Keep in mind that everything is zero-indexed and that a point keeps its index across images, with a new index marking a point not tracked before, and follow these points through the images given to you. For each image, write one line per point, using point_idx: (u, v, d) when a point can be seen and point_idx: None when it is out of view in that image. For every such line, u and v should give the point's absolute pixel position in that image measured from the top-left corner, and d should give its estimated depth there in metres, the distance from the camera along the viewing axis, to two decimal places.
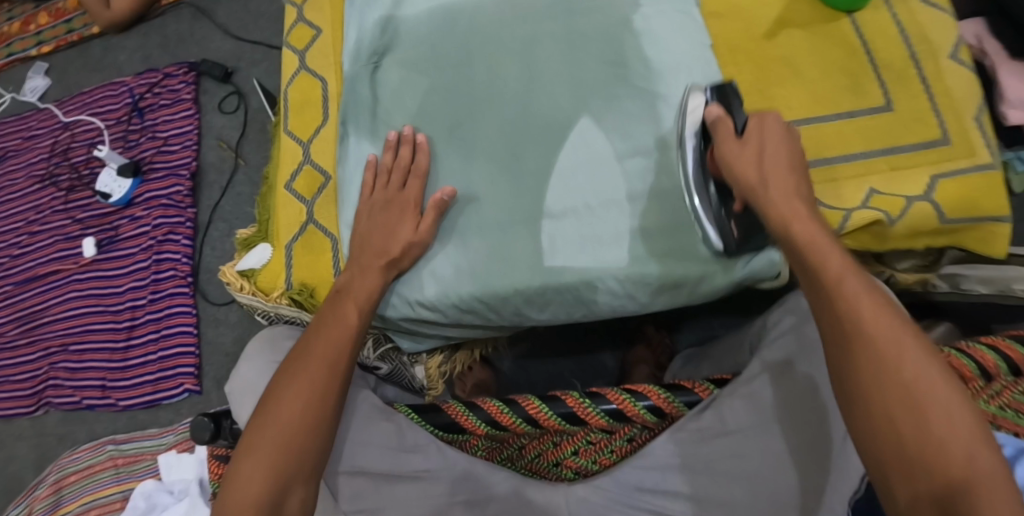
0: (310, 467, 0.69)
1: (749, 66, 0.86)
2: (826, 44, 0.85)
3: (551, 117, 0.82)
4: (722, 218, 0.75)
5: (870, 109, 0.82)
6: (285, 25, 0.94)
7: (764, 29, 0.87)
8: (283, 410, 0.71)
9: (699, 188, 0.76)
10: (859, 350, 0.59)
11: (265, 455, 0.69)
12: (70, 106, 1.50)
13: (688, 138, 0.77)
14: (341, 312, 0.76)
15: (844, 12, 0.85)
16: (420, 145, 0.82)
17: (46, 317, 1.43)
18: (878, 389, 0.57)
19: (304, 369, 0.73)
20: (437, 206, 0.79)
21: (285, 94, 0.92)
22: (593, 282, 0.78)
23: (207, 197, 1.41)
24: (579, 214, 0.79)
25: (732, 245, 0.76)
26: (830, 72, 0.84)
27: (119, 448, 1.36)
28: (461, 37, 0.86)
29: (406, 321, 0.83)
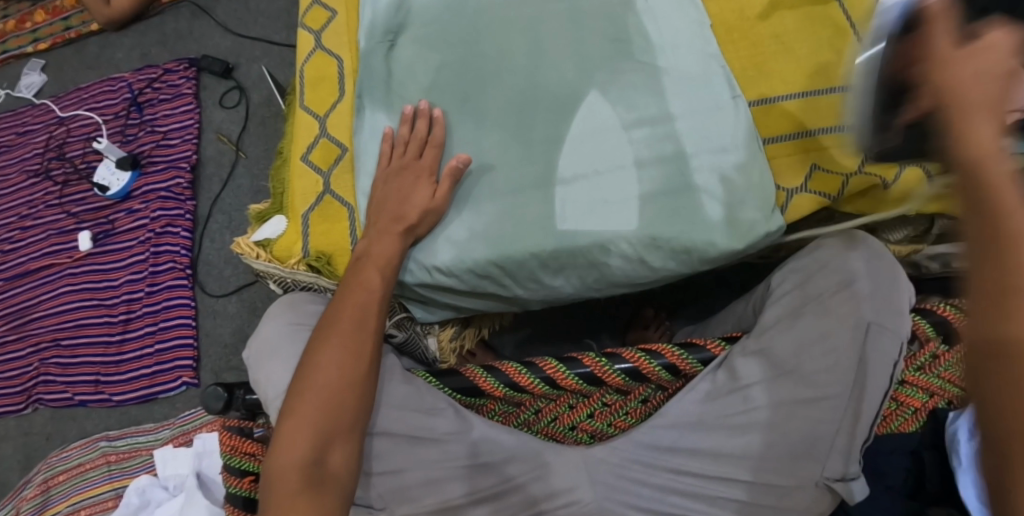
0: (349, 427, 0.71)
1: (744, 44, 0.88)
2: (816, 24, 0.86)
3: (558, 89, 0.85)
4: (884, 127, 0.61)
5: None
6: (302, 8, 0.99)
7: (759, 10, 0.88)
8: (317, 375, 0.73)
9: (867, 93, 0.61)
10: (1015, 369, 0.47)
11: (305, 420, 0.71)
12: (67, 101, 1.50)
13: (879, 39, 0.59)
14: (362, 276, 0.78)
15: None
16: (436, 119, 0.85)
17: (38, 312, 1.42)
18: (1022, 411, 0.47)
19: (333, 332, 0.75)
20: (452, 173, 0.82)
21: (301, 72, 0.96)
22: (605, 245, 0.80)
23: (207, 190, 1.42)
24: (589, 180, 0.82)
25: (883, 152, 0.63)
26: (820, 48, 0.86)
27: (112, 444, 1.33)
28: (473, 15, 0.89)
29: (421, 287, 0.85)
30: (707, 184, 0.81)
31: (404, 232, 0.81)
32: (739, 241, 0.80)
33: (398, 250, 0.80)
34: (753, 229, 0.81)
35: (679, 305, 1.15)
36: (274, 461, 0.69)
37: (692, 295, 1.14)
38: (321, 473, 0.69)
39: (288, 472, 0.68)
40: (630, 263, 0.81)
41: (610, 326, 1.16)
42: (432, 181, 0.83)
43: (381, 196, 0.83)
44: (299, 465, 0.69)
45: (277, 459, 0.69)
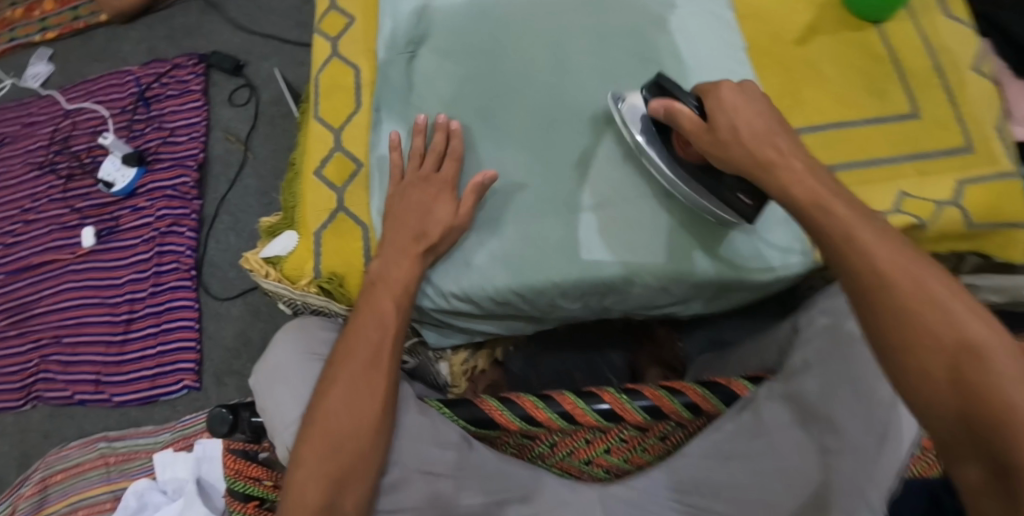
0: (361, 467, 0.68)
1: (777, 69, 0.85)
2: (851, 52, 0.84)
3: (585, 108, 0.82)
4: (727, 197, 0.73)
5: (897, 115, 0.81)
6: (319, 13, 0.96)
7: (796, 35, 0.85)
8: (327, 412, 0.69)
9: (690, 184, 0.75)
10: (915, 340, 0.55)
11: (315, 460, 0.68)
12: (73, 93, 1.47)
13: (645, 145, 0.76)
14: (369, 303, 0.75)
15: (871, 23, 0.85)
16: (454, 132, 0.82)
17: (39, 308, 1.39)
18: (942, 378, 0.53)
19: (343, 367, 0.72)
20: (475, 190, 0.78)
21: (317, 80, 0.93)
22: (630, 277, 0.77)
23: (213, 190, 1.39)
24: (615, 206, 0.79)
25: (748, 211, 0.73)
26: (855, 76, 0.83)
27: (112, 445, 1.31)
28: (497, 27, 0.86)
29: (437, 313, 0.82)
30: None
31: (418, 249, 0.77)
32: (768, 275, 0.78)
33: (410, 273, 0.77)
34: (784, 260, 0.78)
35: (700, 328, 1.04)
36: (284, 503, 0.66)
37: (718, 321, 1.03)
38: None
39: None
40: (654, 293, 0.79)
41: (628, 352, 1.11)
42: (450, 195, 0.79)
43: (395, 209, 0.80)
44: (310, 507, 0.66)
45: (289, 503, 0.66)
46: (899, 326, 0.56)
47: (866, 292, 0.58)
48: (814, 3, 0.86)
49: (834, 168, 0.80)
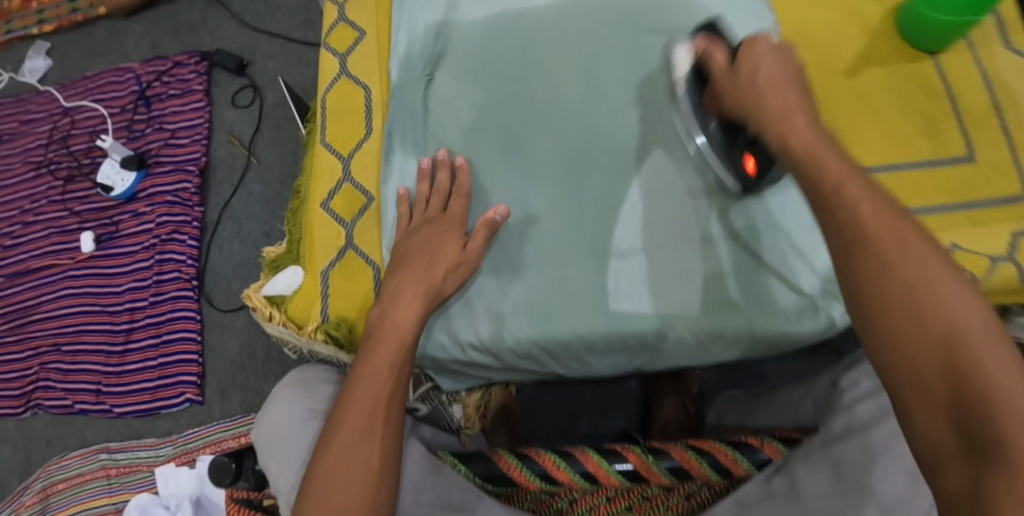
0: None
1: (824, 101, 0.78)
2: (905, 84, 0.78)
3: (617, 141, 0.77)
4: (735, 158, 0.71)
5: (953, 158, 0.75)
6: (325, 26, 0.90)
7: (846, 65, 0.79)
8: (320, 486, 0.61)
9: (704, 134, 0.73)
10: (892, 306, 0.50)
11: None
12: (72, 90, 1.42)
13: (681, 89, 0.74)
14: (371, 355, 0.67)
15: (926, 53, 0.78)
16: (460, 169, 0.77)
17: (38, 313, 1.35)
18: (923, 349, 0.48)
19: (340, 428, 0.64)
20: (487, 226, 0.74)
21: (323, 100, 0.87)
22: (664, 330, 0.72)
23: (215, 196, 1.34)
24: (648, 253, 0.74)
25: (749, 180, 0.71)
26: (906, 112, 0.77)
27: (113, 457, 1.28)
28: (523, 49, 0.81)
29: (453, 364, 0.77)
30: (782, 256, 0.72)
31: (424, 293, 0.71)
32: (815, 330, 0.71)
33: (417, 316, 0.70)
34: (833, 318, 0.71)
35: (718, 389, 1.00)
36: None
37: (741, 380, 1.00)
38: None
39: None
40: (690, 349, 0.73)
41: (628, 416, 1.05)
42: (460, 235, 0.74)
43: (407, 250, 0.74)
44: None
45: None
46: (880, 290, 0.51)
47: (846, 252, 0.54)
48: (867, 30, 0.80)
49: None
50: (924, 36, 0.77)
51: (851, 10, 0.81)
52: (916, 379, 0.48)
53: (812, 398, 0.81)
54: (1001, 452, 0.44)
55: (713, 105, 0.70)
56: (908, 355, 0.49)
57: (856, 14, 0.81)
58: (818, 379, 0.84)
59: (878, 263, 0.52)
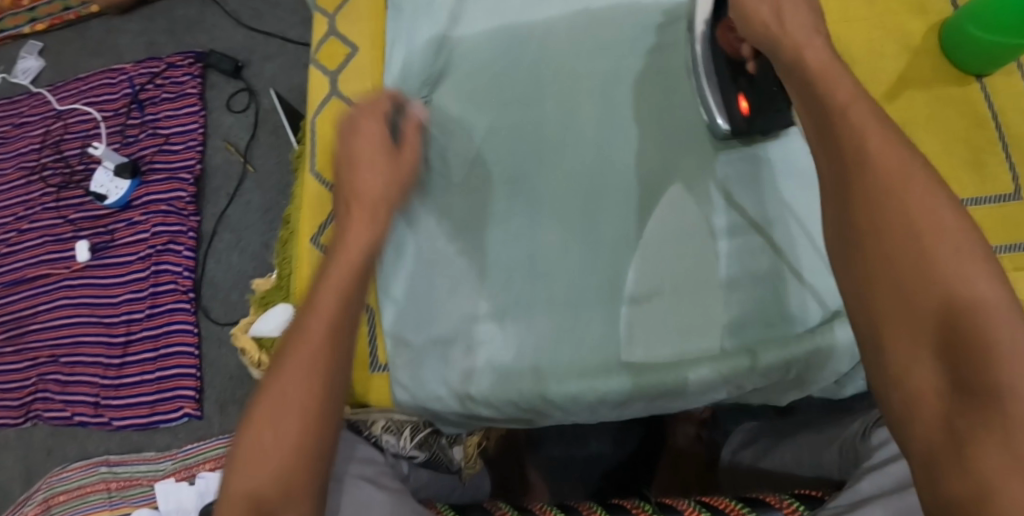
0: (305, 499, 0.54)
1: None
2: (951, 111, 0.78)
3: (635, 175, 0.72)
4: (730, 96, 0.69)
5: (998, 195, 0.75)
6: (315, 40, 0.84)
7: (887, 89, 0.79)
8: (266, 425, 0.55)
9: (708, 69, 0.71)
10: (889, 242, 0.46)
11: (245, 495, 0.54)
12: (65, 92, 1.38)
13: (700, 21, 0.71)
14: (324, 280, 0.62)
15: (974, 76, 0.78)
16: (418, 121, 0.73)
17: (34, 324, 1.31)
18: (913, 283, 0.45)
19: (290, 354, 0.58)
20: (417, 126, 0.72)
21: (313, 124, 0.82)
22: (682, 380, 0.68)
23: (212, 204, 1.30)
24: (666, 297, 0.69)
25: (738, 120, 0.69)
26: (952, 144, 0.77)
27: (113, 470, 1.24)
28: (531, 65, 0.76)
29: (454, 416, 0.74)
30: (812, 273, 0.69)
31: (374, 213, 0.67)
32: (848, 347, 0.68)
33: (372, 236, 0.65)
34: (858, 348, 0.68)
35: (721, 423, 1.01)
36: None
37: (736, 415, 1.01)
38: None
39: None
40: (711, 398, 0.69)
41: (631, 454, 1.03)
42: (384, 136, 0.70)
43: (364, 156, 0.68)
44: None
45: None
46: (872, 222, 0.47)
47: (839, 181, 0.50)
48: (907, 48, 0.80)
49: None
50: (982, 54, 0.75)
51: (898, 26, 0.80)
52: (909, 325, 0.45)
53: (837, 446, 0.77)
54: (988, 391, 0.42)
55: (730, 38, 0.68)
56: (894, 297, 0.46)
57: (897, 32, 0.80)
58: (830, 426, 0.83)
59: (875, 193, 0.48)
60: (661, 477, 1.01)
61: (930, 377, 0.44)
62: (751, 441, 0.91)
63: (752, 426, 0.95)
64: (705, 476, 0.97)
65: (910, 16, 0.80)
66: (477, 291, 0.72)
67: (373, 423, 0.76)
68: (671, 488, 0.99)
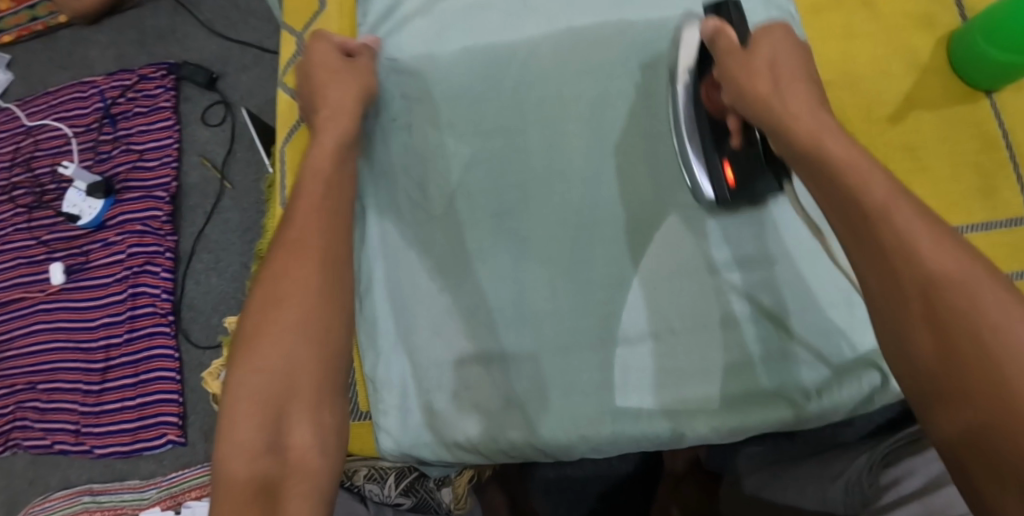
0: (313, 395, 0.58)
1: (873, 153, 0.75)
2: (959, 131, 0.75)
3: (629, 209, 0.71)
4: (715, 162, 0.67)
5: (1009, 220, 0.73)
6: (281, 65, 0.83)
7: (892, 109, 0.76)
8: (270, 325, 0.59)
9: (691, 129, 0.69)
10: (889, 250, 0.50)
11: (252, 389, 0.57)
12: (33, 107, 1.32)
13: (682, 72, 0.69)
14: (304, 185, 0.66)
15: (983, 93, 0.75)
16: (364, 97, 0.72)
17: (8, 351, 1.25)
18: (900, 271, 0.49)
19: (285, 258, 0.62)
20: (364, 52, 0.74)
21: (282, 154, 0.82)
22: (681, 428, 0.68)
23: (189, 223, 1.27)
24: (660, 340, 0.69)
25: (725, 191, 0.67)
26: (962, 168, 0.74)
27: (96, 499, 1.18)
28: (513, 93, 0.74)
29: (441, 463, 0.73)
30: (813, 318, 0.68)
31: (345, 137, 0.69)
32: (849, 403, 0.67)
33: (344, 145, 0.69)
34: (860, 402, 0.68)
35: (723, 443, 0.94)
36: (217, 452, 0.55)
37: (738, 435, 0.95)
38: (284, 461, 0.55)
39: (244, 461, 0.55)
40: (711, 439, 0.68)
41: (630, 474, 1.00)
42: (339, 54, 0.73)
43: (326, 68, 0.71)
44: (251, 454, 0.55)
45: (229, 449, 0.55)
46: (864, 233, 0.51)
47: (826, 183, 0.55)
48: (915, 65, 0.76)
49: None
50: (991, 68, 0.72)
51: (904, 41, 0.77)
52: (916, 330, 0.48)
53: (844, 481, 0.73)
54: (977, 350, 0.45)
55: (713, 98, 0.67)
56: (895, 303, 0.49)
57: (904, 48, 0.77)
58: (836, 460, 0.76)
59: (869, 202, 0.52)
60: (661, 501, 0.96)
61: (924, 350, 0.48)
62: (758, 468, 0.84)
63: (758, 451, 0.87)
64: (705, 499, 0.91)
65: (915, 30, 0.77)
66: (461, 332, 0.71)
67: (356, 471, 0.77)
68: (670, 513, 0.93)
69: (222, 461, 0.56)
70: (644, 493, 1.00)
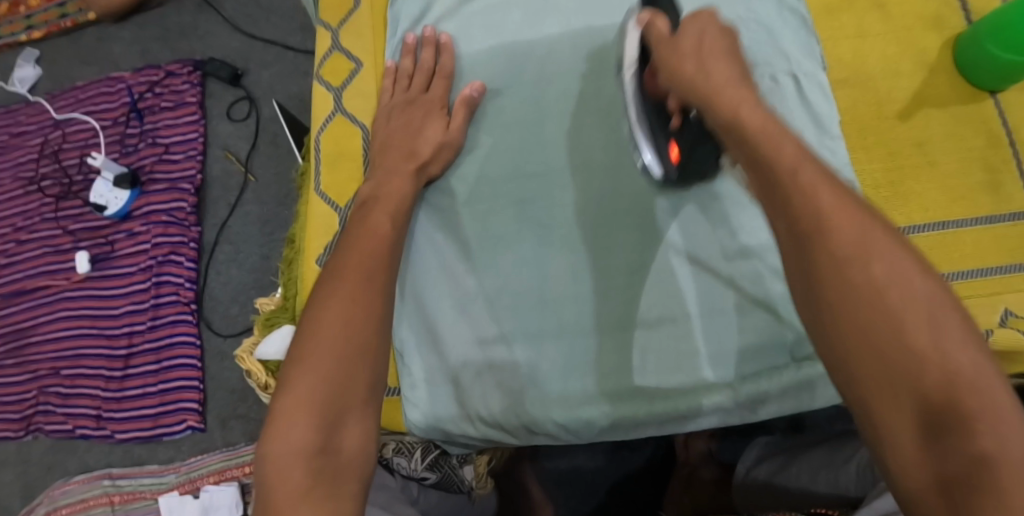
0: (362, 405, 0.57)
1: (879, 150, 0.79)
2: (965, 130, 0.78)
3: (643, 196, 0.74)
4: (662, 143, 0.70)
5: (1012, 214, 0.76)
6: (318, 57, 0.88)
7: (899, 108, 0.79)
8: (324, 323, 0.59)
9: (637, 114, 0.71)
10: (842, 263, 0.49)
11: (306, 394, 0.55)
12: (63, 101, 1.36)
13: (626, 63, 0.71)
14: (370, 220, 0.69)
15: (986, 93, 0.79)
16: (443, 46, 0.81)
17: (34, 337, 1.28)
18: (853, 293, 0.49)
19: (342, 285, 0.62)
20: (465, 103, 0.77)
21: (318, 143, 0.86)
22: (697, 405, 0.71)
23: (213, 215, 1.30)
24: (676, 325, 0.72)
25: (672, 170, 0.70)
26: (969, 164, 0.77)
27: (116, 483, 1.20)
28: (533, 87, 0.78)
29: (467, 438, 0.76)
30: None
31: (416, 171, 0.75)
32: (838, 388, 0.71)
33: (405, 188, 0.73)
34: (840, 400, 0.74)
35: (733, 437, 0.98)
36: (269, 449, 0.53)
37: (748, 428, 0.97)
38: (335, 460, 0.54)
39: (292, 463, 0.53)
40: (725, 417, 0.72)
41: (631, 475, 1.01)
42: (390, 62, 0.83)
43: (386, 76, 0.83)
44: (298, 454, 0.53)
45: (279, 446, 0.53)
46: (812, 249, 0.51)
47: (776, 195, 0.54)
48: (923, 65, 0.80)
49: None
50: (995, 70, 0.75)
51: (913, 44, 0.81)
52: (876, 351, 0.47)
53: (856, 465, 0.75)
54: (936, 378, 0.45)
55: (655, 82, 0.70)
56: (840, 315, 0.49)
57: (913, 49, 0.80)
58: (845, 447, 0.79)
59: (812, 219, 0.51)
60: (674, 500, 0.99)
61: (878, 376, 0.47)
62: (767, 457, 0.87)
63: (770, 441, 0.91)
64: (719, 497, 0.97)
65: (925, 32, 0.81)
66: (487, 315, 0.75)
67: (385, 445, 0.81)
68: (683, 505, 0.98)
69: (270, 460, 0.53)
70: (653, 487, 1.01)
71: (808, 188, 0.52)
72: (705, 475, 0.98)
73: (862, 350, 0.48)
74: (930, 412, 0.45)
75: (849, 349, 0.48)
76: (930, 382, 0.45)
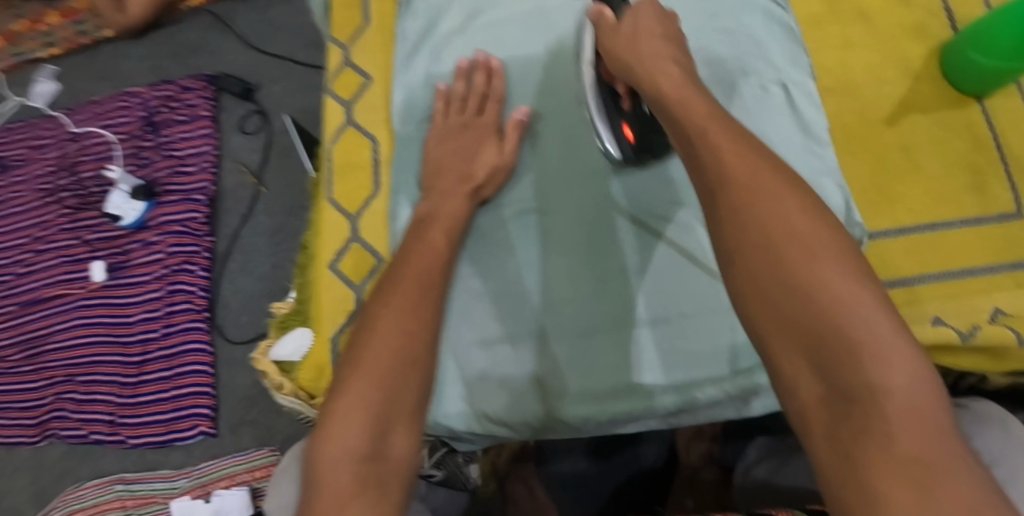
0: (408, 417, 0.61)
1: (865, 153, 0.82)
2: (949, 134, 0.81)
3: (639, 201, 0.79)
4: (616, 124, 0.77)
5: (999, 215, 0.79)
6: (330, 71, 0.91)
7: (886, 113, 0.82)
8: (379, 334, 0.63)
9: (594, 99, 0.78)
10: (747, 213, 0.54)
11: (361, 401, 0.58)
12: (81, 115, 1.40)
13: (585, 57, 0.80)
14: (428, 238, 0.74)
15: (972, 99, 0.82)
16: (494, 70, 0.84)
17: (49, 345, 1.31)
18: (759, 243, 0.53)
19: (395, 298, 0.67)
20: (517, 127, 0.82)
21: (329, 152, 0.89)
22: (691, 396, 0.74)
23: (225, 225, 1.34)
24: (674, 325, 0.75)
25: (627, 148, 0.77)
26: (953, 167, 0.80)
27: (129, 487, 1.22)
28: (534, 100, 0.84)
29: (469, 434, 0.77)
30: None
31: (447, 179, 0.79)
32: None
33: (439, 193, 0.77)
34: None
35: (733, 442, 1.03)
36: (321, 450, 0.56)
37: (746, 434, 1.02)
38: (382, 467, 0.57)
39: (341, 467, 0.55)
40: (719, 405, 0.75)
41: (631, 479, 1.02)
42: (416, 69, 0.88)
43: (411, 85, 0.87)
44: (349, 460, 0.55)
45: (330, 449, 0.56)
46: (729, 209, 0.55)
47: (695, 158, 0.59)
48: (908, 73, 0.83)
49: (922, 280, 0.77)
50: (981, 76, 0.79)
51: (899, 53, 0.84)
52: (780, 316, 0.51)
53: None
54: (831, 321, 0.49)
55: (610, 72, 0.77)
56: (746, 267, 0.53)
57: (898, 57, 0.84)
58: None
59: (726, 177, 0.56)
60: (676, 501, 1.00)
61: (782, 328, 0.51)
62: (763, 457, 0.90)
63: (767, 442, 0.94)
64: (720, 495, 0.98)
65: (909, 40, 0.84)
66: (492, 316, 0.77)
67: None
68: (685, 507, 0.99)
69: (321, 461, 0.56)
70: (655, 490, 1.02)
71: (718, 150, 0.57)
72: (707, 477, 1.00)
73: (767, 300, 0.52)
74: (819, 351, 0.49)
75: (754, 302, 0.53)
76: (825, 326, 0.49)
